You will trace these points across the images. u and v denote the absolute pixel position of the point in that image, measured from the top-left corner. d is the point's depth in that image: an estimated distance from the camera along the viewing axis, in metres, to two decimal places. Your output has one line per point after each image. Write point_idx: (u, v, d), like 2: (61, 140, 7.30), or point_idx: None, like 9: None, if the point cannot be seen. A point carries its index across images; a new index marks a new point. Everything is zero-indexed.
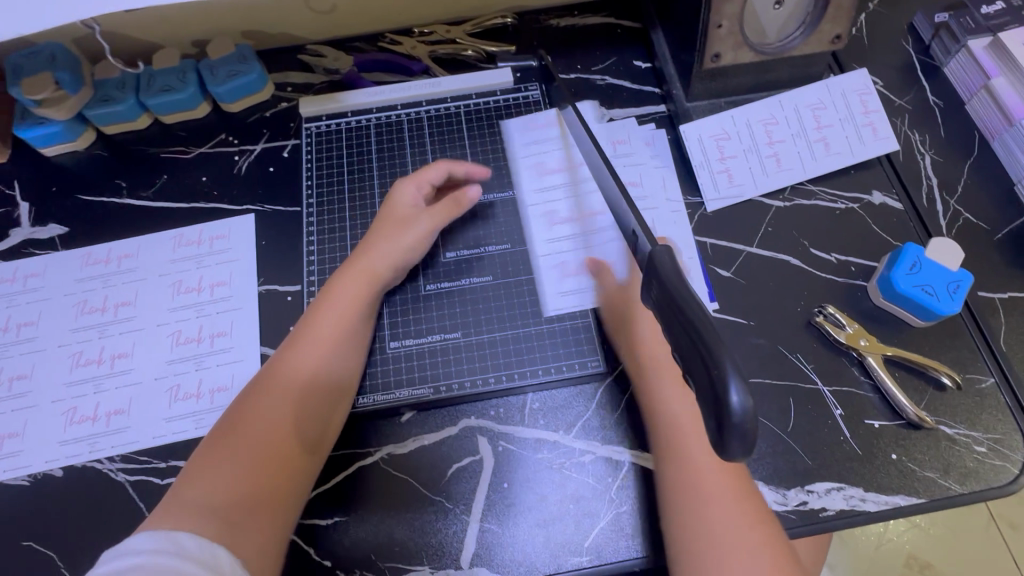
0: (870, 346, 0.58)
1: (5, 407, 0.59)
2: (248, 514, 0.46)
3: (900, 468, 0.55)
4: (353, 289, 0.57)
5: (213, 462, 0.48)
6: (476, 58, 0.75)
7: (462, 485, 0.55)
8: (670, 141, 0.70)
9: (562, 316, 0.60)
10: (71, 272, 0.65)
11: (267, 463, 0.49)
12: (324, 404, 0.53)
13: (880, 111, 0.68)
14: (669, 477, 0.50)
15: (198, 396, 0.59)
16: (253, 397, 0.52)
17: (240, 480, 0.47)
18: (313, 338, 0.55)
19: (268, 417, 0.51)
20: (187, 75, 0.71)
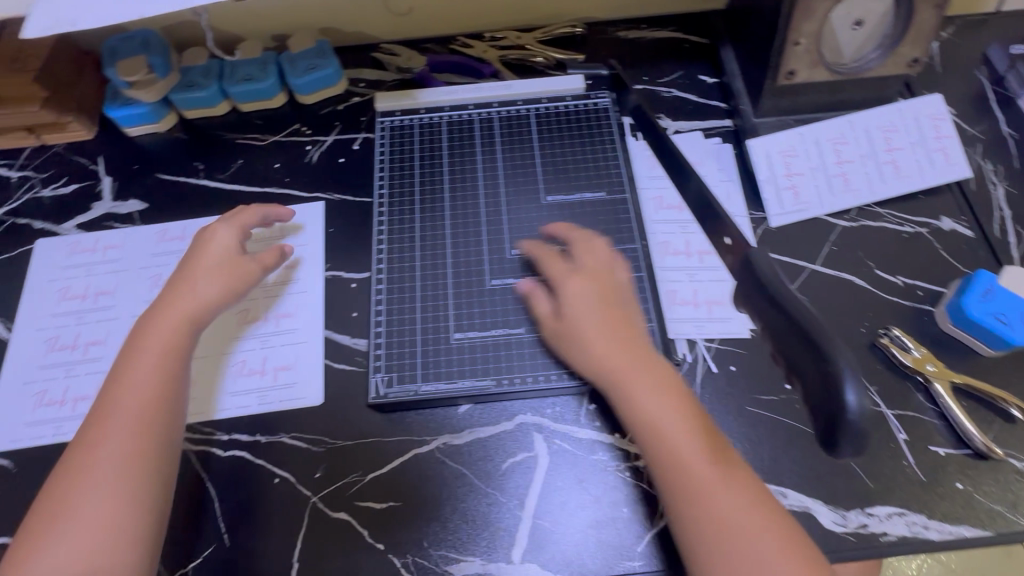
0: (937, 373, 0.57)
1: (80, 370, 0.62)
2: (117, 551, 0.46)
3: (966, 499, 0.53)
4: (165, 323, 0.55)
5: (71, 507, 0.47)
6: (545, 64, 0.77)
7: (515, 480, 0.55)
8: (735, 156, 0.70)
9: None
10: (148, 247, 0.68)
11: (111, 514, 0.46)
12: (162, 442, 0.51)
13: (952, 137, 0.67)
14: (672, 479, 0.47)
15: (262, 372, 0.60)
16: (82, 443, 0.49)
17: (89, 539, 0.45)
18: (148, 375, 0.52)
19: (104, 462, 0.48)
20: (268, 66, 0.74)
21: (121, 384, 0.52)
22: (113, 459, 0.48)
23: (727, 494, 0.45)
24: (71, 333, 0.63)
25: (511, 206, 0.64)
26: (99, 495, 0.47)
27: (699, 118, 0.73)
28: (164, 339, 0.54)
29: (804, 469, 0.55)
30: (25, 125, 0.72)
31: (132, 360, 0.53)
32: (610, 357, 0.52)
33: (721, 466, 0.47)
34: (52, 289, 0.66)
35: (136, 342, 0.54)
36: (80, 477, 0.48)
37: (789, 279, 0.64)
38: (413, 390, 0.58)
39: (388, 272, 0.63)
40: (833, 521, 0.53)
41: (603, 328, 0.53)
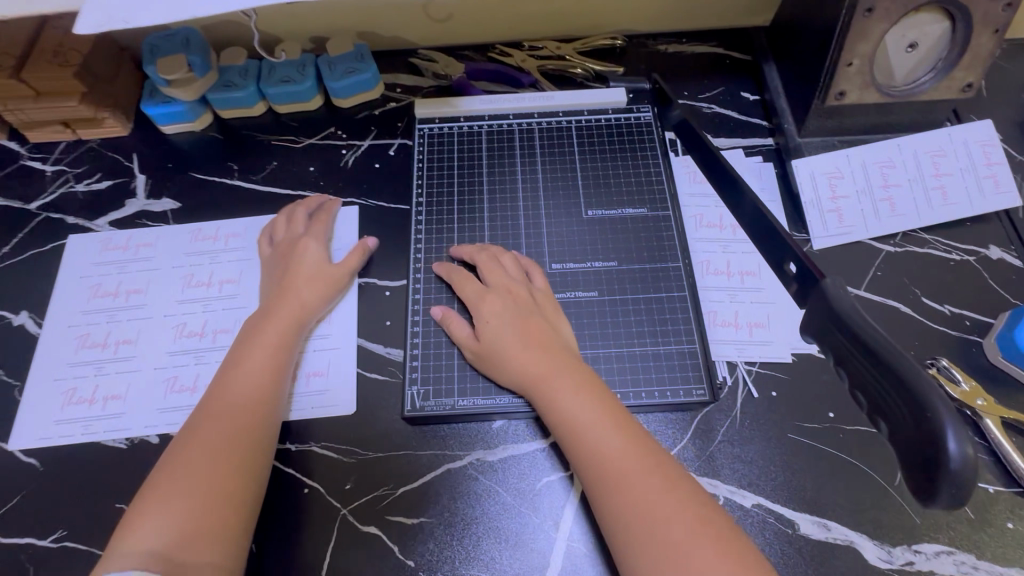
0: (987, 407, 0.55)
1: (110, 369, 0.61)
2: (207, 537, 0.45)
3: (1017, 539, 0.51)
4: (274, 320, 0.57)
5: (170, 488, 0.47)
6: (584, 76, 0.76)
7: (550, 501, 0.54)
8: (777, 175, 0.69)
9: (667, 340, 0.58)
10: (181, 246, 0.67)
11: (211, 499, 0.47)
12: (264, 433, 0.52)
13: (1003, 164, 0.65)
14: (596, 474, 0.46)
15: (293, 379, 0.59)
16: (191, 429, 0.50)
17: (188, 519, 0.45)
18: (256, 369, 0.54)
19: (210, 446, 0.49)
20: (307, 69, 0.73)
21: (230, 376, 0.54)
22: (218, 444, 0.49)
23: (659, 491, 0.44)
24: (101, 331, 0.63)
25: (551, 219, 0.63)
26: (202, 478, 0.47)
27: (740, 136, 0.72)
28: (273, 336, 0.56)
29: (848, 501, 0.53)
30: (61, 120, 0.72)
31: (244, 354, 0.55)
32: (528, 356, 0.52)
33: (640, 463, 0.46)
34: (84, 285, 0.66)
35: (248, 336, 0.57)
36: (186, 460, 0.48)
37: None
38: (446, 404, 0.57)
39: (425, 281, 0.62)
40: (878, 557, 0.51)
41: (513, 329, 0.54)
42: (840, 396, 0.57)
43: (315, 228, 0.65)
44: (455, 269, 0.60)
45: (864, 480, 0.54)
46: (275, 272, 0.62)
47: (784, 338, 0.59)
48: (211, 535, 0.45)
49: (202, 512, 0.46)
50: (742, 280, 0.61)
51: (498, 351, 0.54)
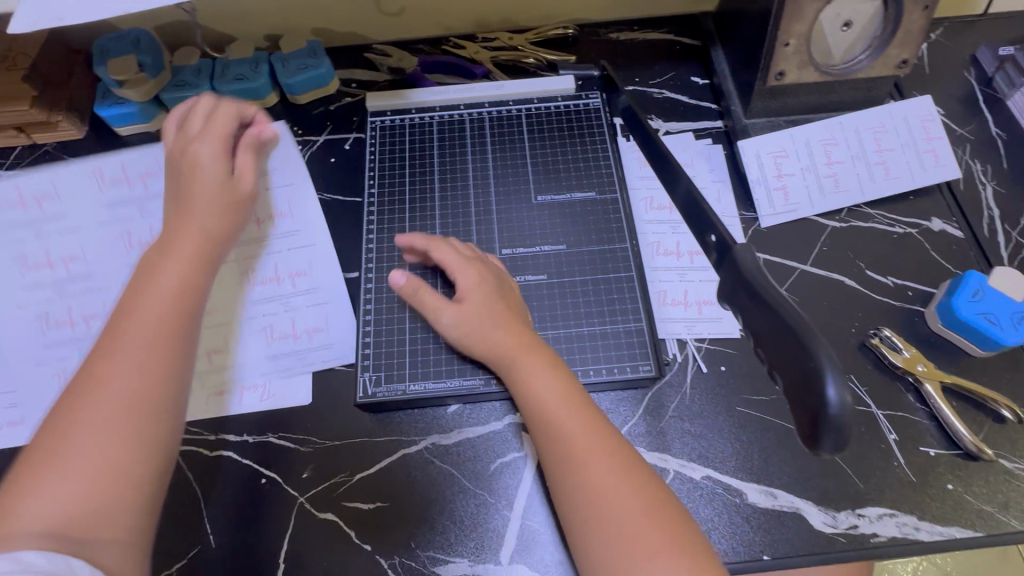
0: (928, 373, 0.57)
1: (55, 389, 0.60)
2: (114, 499, 0.42)
3: (956, 500, 0.53)
4: (182, 255, 0.53)
5: (58, 456, 0.42)
6: (536, 65, 0.77)
7: (504, 480, 0.55)
8: (726, 156, 0.71)
9: (615, 320, 0.59)
10: (90, 189, 0.68)
11: (111, 458, 0.43)
12: (174, 379, 0.47)
13: (942, 139, 0.67)
14: (558, 452, 0.47)
15: (228, 392, 0.59)
16: (78, 394, 0.44)
17: (86, 484, 0.41)
18: (161, 305, 0.49)
19: (110, 407, 0.44)
20: (260, 66, 0.74)
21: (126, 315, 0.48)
22: (121, 402, 0.44)
23: (615, 475, 0.45)
24: (43, 352, 0.61)
25: (501, 206, 0.64)
26: (106, 433, 0.43)
27: (690, 119, 0.74)
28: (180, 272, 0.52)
29: (793, 470, 0.54)
30: (13, 125, 0.72)
31: (140, 293, 0.50)
32: (501, 333, 0.53)
33: (601, 444, 0.47)
34: (1, 200, 0.66)
35: (146, 274, 0.52)
36: (76, 427, 0.43)
37: (779, 280, 0.64)
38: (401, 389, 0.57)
39: (376, 272, 0.63)
40: (823, 522, 0.52)
41: (485, 306, 0.54)
42: None
43: (211, 132, 0.60)
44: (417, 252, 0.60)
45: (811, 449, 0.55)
46: (175, 198, 0.58)
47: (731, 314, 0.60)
48: (118, 494, 0.42)
49: (103, 475, 0.42)
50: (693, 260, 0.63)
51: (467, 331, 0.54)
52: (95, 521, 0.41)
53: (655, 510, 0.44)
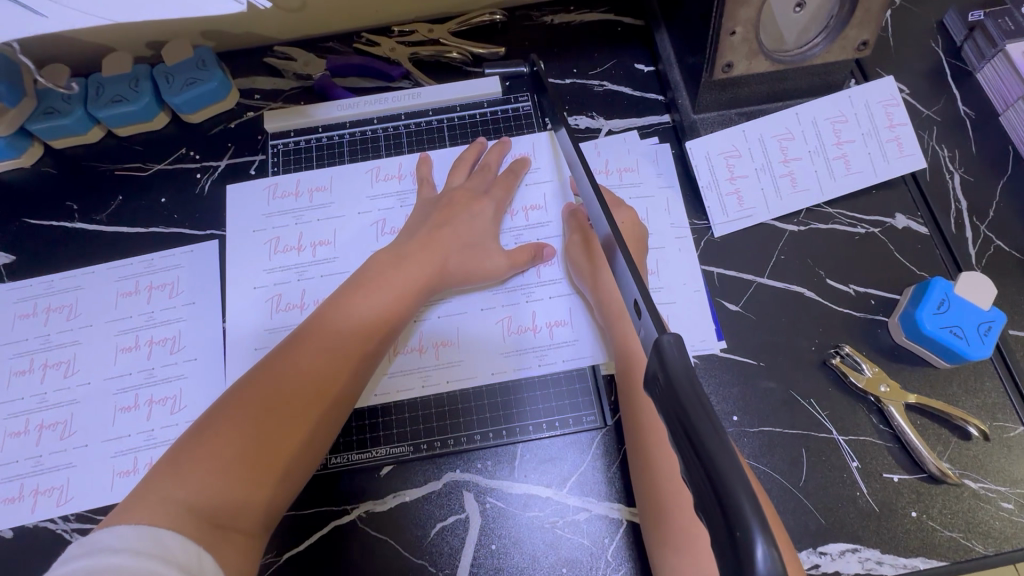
0: (890, 393, 0.53)
1: None
2: (240, 514, 0.40)
3: (919, 528, 0.50)
4: (410, 270, 0.53)
5: (205, 450, 0.41)
6: (461, 61, 0.68)
7: (446, 547, 0.51)
8: (674, 157, 0.64)
9: (555, 368, 0.55)
10: (364, 185, 0.62)
11: (258, 458, 0.42)
12: (348, 392, 0.47)
13: (907, 125, 0.61)
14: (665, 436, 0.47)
15: (134, 471, 0.54)
16: (264, 380, 0.45)
17: (231, 478, 0.40)
18: (367, 320, 0.50)
19: (261, 408, 0.43)
20: (141, 84, 0.64)
21: (330, 325, 0.49)
22: (283, 401, 0.44)
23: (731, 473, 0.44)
24: None
25: None
26: (255, 432, 0.42)
27: (635, 115, 0.66)
28: (411, 280, 0.52)
29: None
30: None
31: (351, 302, 0.50)
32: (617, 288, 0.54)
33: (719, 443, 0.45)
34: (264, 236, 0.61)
35: (369, 272, 0.53)
36: (237, 419, 0.43)
37: (734, 297, 0.58)
38: (483, 426, 0.54)
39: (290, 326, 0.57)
40: None
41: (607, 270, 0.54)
42: (745, 398, 0.55)
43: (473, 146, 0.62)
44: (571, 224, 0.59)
45: (770, 485, 0.52)
46: (418, 220, 0.58)
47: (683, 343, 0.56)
48: (274, 487, 0.42)
49: (245, 477, 0.41)
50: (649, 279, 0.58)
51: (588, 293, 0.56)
52: (231, 512, 0.40)
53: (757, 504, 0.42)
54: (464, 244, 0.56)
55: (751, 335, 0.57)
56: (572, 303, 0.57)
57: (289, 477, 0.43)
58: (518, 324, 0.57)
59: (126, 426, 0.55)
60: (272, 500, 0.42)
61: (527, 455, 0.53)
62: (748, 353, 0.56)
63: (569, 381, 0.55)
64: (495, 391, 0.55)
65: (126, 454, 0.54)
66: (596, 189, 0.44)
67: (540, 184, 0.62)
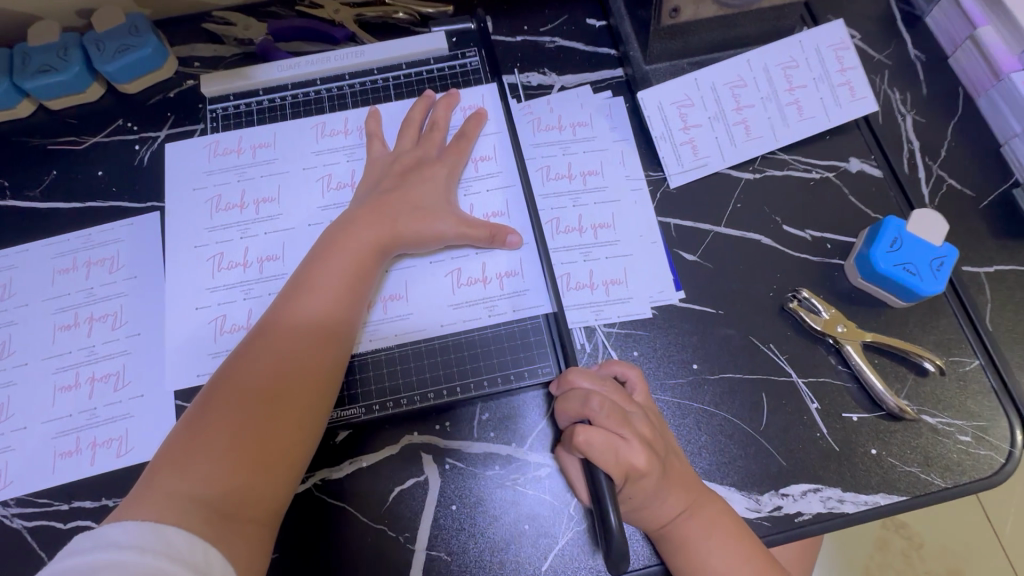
0: (847, 333, 0.53)
1: None
2: (245, 501, 0.40)
3: (879, 464, 0.51)
4: (366, 234, 0.51)
5: (198, 442, 0.40)
6: (408, 20, 0.66)
7: (405, 511, 0.50)
8: (628, 111, 0.62)
9: (509, 318, 0.54)
10: (309, 142, 0.60)
11: (253, 440, 0.41)
12: (332, 361, 0.47)
13: (857, 69, 0.61)
14: (670, 538, 0.46)
15: (77, 451, 0.52)
16: (244, 362, 0.44)
17: (229, 465, 0.40)
18: (339, 288, 0.49)
19: (248, 390, 0.43)
20: (70, 52, 0.61)
21: (298, 303, 0.47)
22: (269, 380, 0.43)
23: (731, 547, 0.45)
24: None
25: None
26: (244, 414, 0.42)
27: (588, 70, 0.64)
28: (368, 245, 0.51)
29: (713, 454, 0.51)
30: None
31: (315, 278, 0.48)
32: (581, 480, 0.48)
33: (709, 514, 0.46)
34: (204, 198, 0.58)
35: (326, 245, 0.51)
36: (225, 405, 0.42)
37: (692, 247, 0.58)
38: (435, 380, 0.53)
39: (236, 293, 0.55)
40: (746, 508, 0.49)
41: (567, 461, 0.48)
42: (703, 346, 0.54)
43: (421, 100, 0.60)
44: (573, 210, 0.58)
45: (730, 431, 0.52)
46: (371, 187, 0.55)
47: (642, 292, 0.56)
48: (279, 466, 0.42)
49: (244, 461, 0.41)
50: (604, 228, 0.58)
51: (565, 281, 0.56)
52: (236, 500, 0.39)
53: (760, 565, 0.45)
54: (414, 207, 0.53)
55: (711, 285, 0.56)
56: (524, 251, 0.56)
57: (292, 455, 0.43)
58: (468, 276, 0.55)
59: (67, 406, 0.53)
60: (278, 480, 0.42)
61: (484, 410, 0.52)
62: (706, 301, 0.56)
63: (518, 332, 0.54)
64: (448, 345, 0.54)
65: (68, 434, 0.52)
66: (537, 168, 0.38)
67: (493, 141, 0.60)
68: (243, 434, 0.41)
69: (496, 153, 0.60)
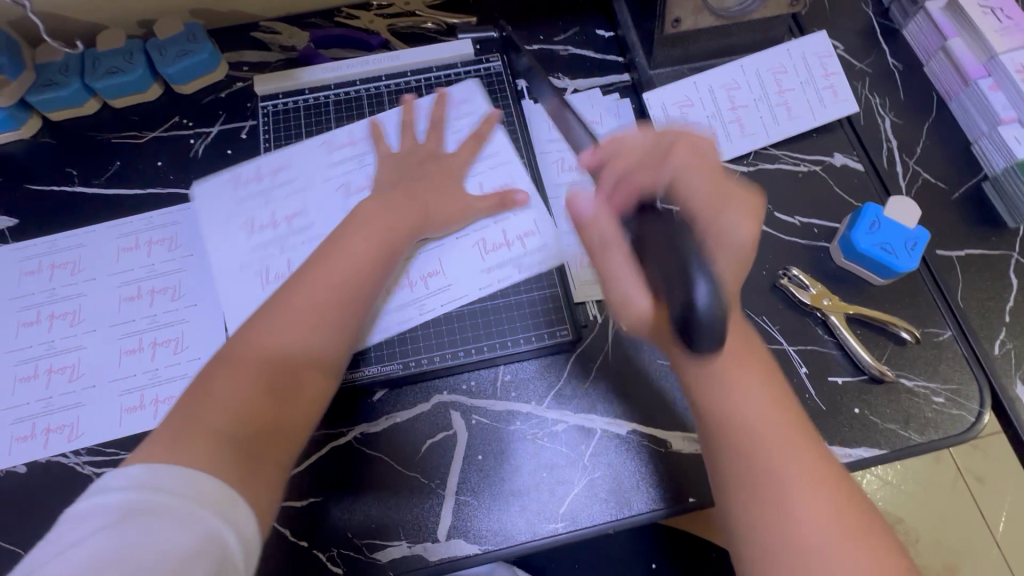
0: (833, 306, 0.59)
1: None
2: (259, 444, 0.44)
3: (862, 422, 0.56)
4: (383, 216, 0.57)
5: (222, 386, 0.45)
6: (436, 30, 0.73)
7: (436, 461, 0.55)
8: (634, 111, 0.69)
9: (527, 286, 0.60)
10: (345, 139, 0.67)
11: (270, 389, 0.46)
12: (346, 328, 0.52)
13: (840, 74, 0.68)
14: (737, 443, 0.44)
15: (141, 407, 0.57)
16: (267, 320, 0.49)
17: (247, 408, 0.44)
18: (357, 261, 0.54)
19: (270, 345, 0.48)
20: (135, 56, 0.68)
21: (319, 271, 0.53)
22: (290, 337, 0.48)
23: (805, 455, 0.43)
24: None
25: None
26: (264, 364, 0.47)
27: (598, 75, 0.72)
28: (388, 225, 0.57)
29: None
30: None
31: (332, 256, 0.54)
32: None
33: (787, 425, 0.44)
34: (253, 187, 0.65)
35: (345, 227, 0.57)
36: (248, 356, 0.47)
37: None
38: (457, 346, 0.59)
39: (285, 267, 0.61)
40: None
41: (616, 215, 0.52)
42: None
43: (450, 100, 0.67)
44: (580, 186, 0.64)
45: None
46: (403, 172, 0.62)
47: None
48: (291, 417, 0.46)
49: (261, 407, 0.45)
50: None
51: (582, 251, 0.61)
52: (254, 441, 0.43)
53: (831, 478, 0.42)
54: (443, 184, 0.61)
55: None
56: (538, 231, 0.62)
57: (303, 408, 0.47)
58: (491, 245, 0.61)
59: (131, 367, 0.59)
60: (290, 430, 0.46)
61: (502, 373, 0.59)
62: None
63: (528, 301, 0.60)
64: (473, 311, 0.60)
65: (132, 392, 0.58)
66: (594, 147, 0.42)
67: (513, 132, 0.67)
68: (262, 386, 0.46)
69: (515, 143, 0.66)
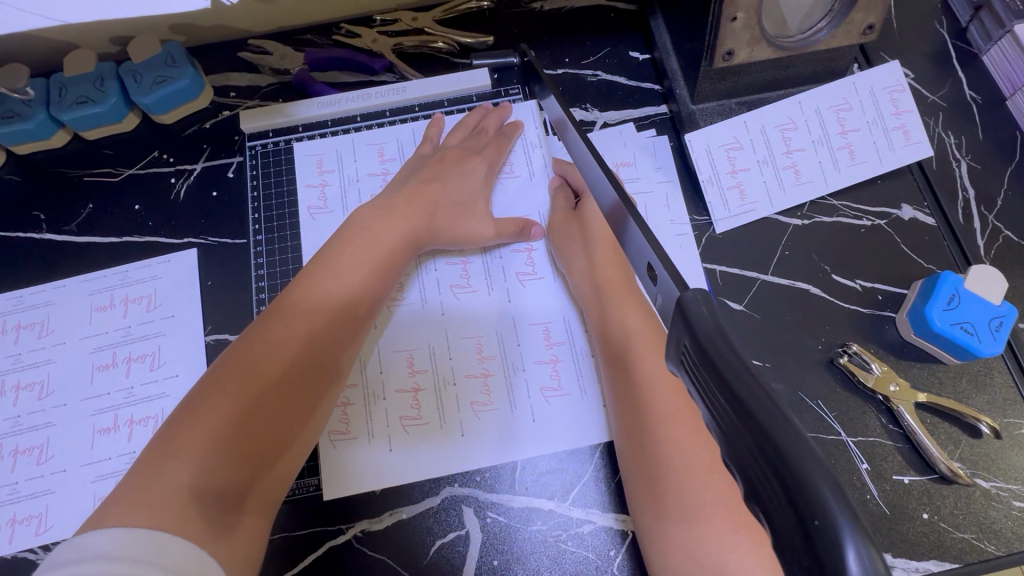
0: (900, 393, 0.52)
1: None
2: (238, 495, 0.40)
3: (930, 530, 0.49)
4: (379, 232, 0.53)
5: (196, 430, 0.40)
6: (448, 51, 0.64)
7: (446, 567, 0.49)
8: (672, 149, 0.61)
9: (555, 315, 0.57)
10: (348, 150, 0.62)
11: (257, 430, 0.42)
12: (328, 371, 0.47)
13: (913, 112, 0.59)
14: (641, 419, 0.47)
15: None
16: (242, 358, 0.44)
17: (225, 453, 0.40)
18: (341, 298, 0.49)
19: (247, 389, 0.43)
20: (106, 83, 0.60)
21: (309, 299, 0.48)
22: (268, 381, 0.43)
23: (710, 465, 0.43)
24: None
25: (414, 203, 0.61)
26: (242, 406, 0.42)
27: (631, 106, 0.63)
28: (382, 243, 0.53)
29: None
30: None
31: (320, 284, 0.49)
32: (605, 264, 0.55)
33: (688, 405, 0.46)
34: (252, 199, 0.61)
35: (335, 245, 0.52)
36: (222, 402, 0.42)
37: (738, 295, 0.56)
38: (451, 378, 0.54)
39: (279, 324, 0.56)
40: None
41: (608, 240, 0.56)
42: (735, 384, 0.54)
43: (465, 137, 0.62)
44: (557, 193, 0.61)
45: None
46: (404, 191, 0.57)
47: None
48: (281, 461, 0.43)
49: (241, 453, 0.41)
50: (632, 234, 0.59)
51: (570, 267, 0.56)
52: (233, 492, 0.40)
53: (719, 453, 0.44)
54: (456, 220, 0.57)
55: (759, 334, 0.55)
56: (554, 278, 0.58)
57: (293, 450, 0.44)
58: (520, 270, 0.58)
59: (105, 448, 0.53)
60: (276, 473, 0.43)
61: (552, 372, 0.54)
62: (754, 353, 0.55)
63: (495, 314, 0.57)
64: (503, 336, 0.56)
65: (107, 478, 0.52)
66: (595, 152, 0.35)
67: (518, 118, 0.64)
68: (244, 427, 0.41)
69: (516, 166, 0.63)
